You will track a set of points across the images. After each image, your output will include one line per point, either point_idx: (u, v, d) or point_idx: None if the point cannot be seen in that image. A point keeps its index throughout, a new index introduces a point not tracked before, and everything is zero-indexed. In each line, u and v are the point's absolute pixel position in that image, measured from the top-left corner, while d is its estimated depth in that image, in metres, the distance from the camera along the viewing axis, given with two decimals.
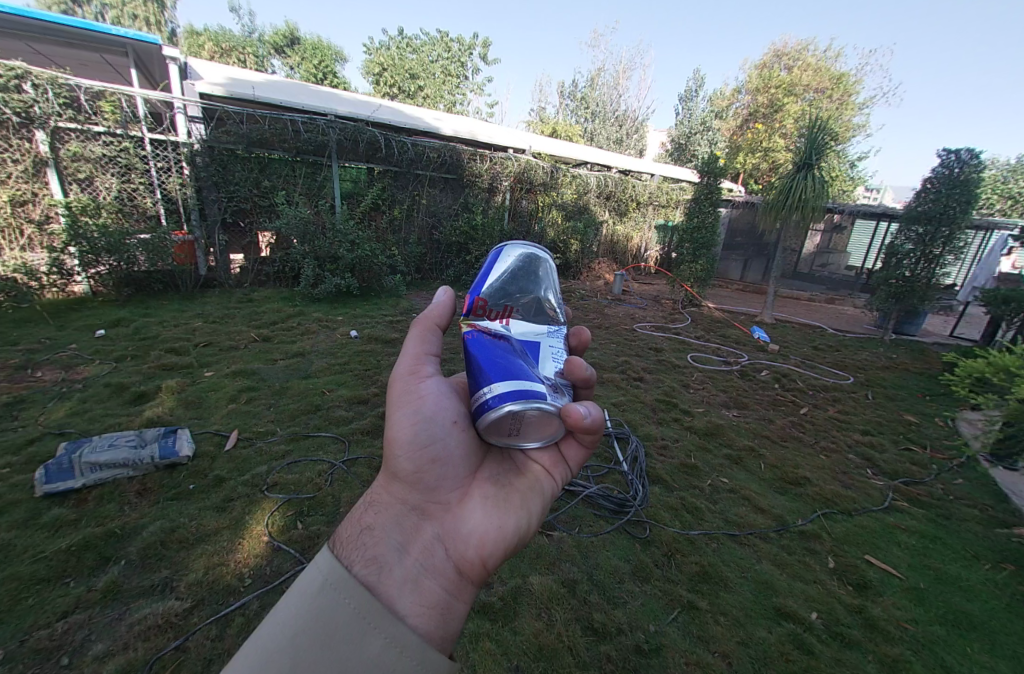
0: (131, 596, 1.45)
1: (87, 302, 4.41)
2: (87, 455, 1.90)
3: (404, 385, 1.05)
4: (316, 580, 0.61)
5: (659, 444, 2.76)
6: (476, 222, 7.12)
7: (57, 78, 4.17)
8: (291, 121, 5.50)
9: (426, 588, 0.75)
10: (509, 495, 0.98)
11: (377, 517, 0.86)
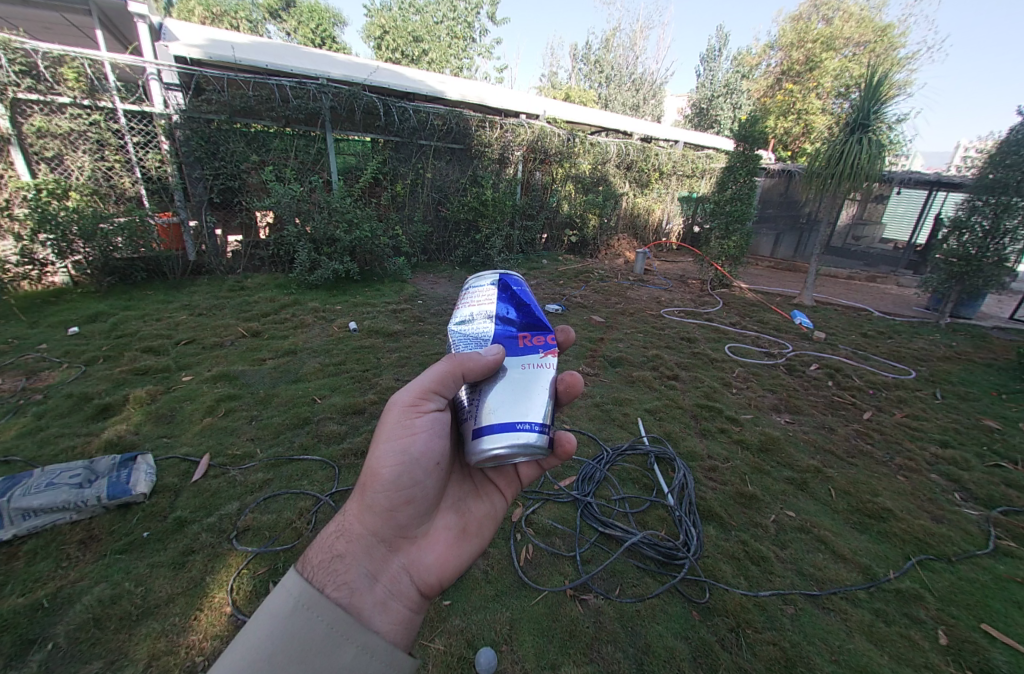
0: None
1: (65, 295, 4.09)
2: (17, 501, 1.58)
3: (396, 412, 0.82)
4: (286, 603, 0.57)
5: (705, 465, 2.33)
6: (485, 197, 6.55)
7: (9, 41, 3.79)
8: (279, 86, 4.96)
9: (392, 612, 0.72)
10: (468, 523, 0.96)
11: (343, 548, 0.74)
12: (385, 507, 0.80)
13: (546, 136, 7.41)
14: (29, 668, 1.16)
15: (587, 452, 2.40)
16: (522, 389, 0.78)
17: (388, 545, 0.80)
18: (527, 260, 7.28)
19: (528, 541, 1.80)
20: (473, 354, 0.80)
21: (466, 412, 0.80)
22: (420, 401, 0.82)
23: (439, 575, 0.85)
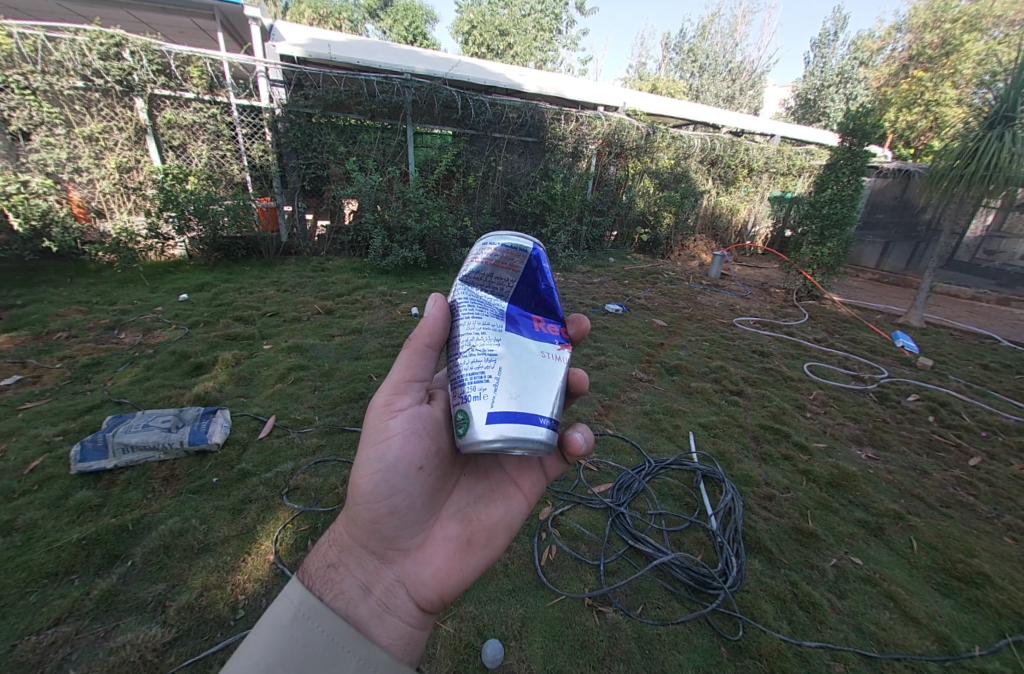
0: (123, 609, 1.32)
1: (182, 267, 4.79)
2: (120, 437, 1.90)
3: (373, 417, 0.88)
4: (288, 613, 0.62)
5: (760, 492, 2.10)
6: (553, 191, 6.47)
7: (150, 44, 4.36)
8: (367, 82, 5.30)
9: (387, 627, 0.74)
10: (475, 534, 0.90)
11: (334, 561, 0.79)
12: (372, 520, 0.83)
13: (623, 129, 7.10)
14: (115, 579, 1.40)
15: (627, 461, 2.29)
16: (540, 378, 0.69)
17: (382, 557, 0.83)
18: (592, 257, 7.08)
19: (552, 541, 1.76)
20: (423, 327, 0.86)
21: (473, 387, 0.68)
22: (389, 401, 0.87)
23: (442, 588, 0.84)
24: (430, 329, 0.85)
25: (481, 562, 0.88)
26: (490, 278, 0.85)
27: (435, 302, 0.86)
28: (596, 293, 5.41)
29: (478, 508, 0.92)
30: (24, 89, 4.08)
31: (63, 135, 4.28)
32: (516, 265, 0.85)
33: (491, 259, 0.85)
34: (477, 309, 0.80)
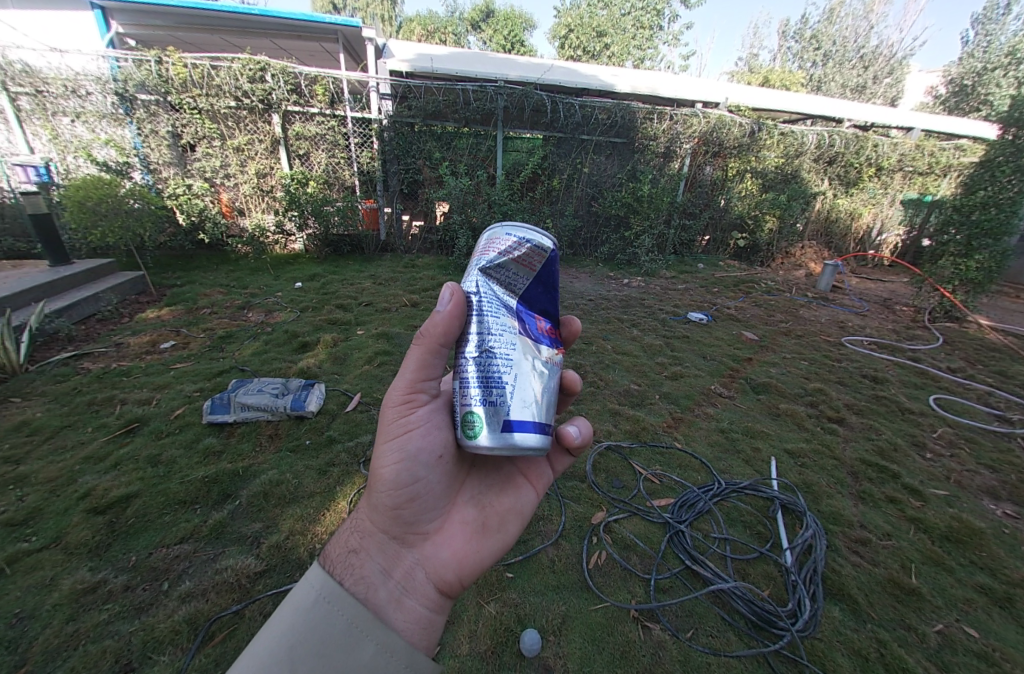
0: (229, 539, 1.63)
1: (300, 259, 5.59)
2: (241, 397, 2.30)
3: (390, 410, 0.88)
4: (309, 598, 0.66)
5: (853, 535, 1.82)
6: (640, 192, 6.23)
7: (287, 67, 5.10)
8: (464, 90, 5.62)
9: (408, 610, 0.78)
10: (488, 519, 0.96)
11: (355, 545, 0.82)
12: (394, 506, 0.87)
13: (723, 126, 6.58)
14: (226, 514, 1.72)
15: (694, 478, 2.15)
16: (549, 389, 0.76)
17: (402, 542, 0.87)
18: (679, 262, 6.67)
19: (602, 547, 1.73)
20: (436, 325, 0.80)
21: (488, 395, 0.72)
22: (407, 395, 0.87)
23: (460, 570, 0.90)
24: (443, 327, 0.80)
25: (495, 545, 0.95)
26: (507, 271, 0.82)
27: (451, 294, 0.79)
28: (679, 300, 5.10)
29: (492, 496, 0.98)
30: (194, 110, 5.06)
31: (218, 147, 5.27)
32: (535, 263, 0.83)
33: (515, 253, 0.81)
34: (493, 305, 0.79)
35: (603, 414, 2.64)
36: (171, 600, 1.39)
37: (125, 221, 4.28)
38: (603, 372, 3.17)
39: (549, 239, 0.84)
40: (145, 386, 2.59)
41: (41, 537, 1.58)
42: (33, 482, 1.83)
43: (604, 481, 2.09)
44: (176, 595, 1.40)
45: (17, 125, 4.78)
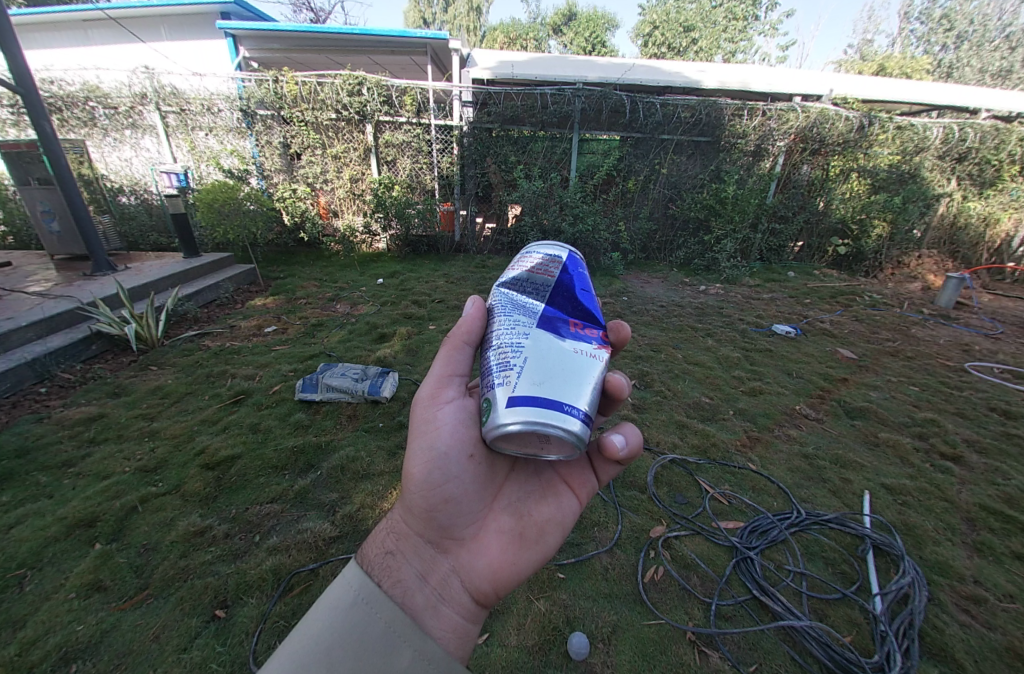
0: (310, 504, 1.84)
1: (382, 257, 6.07)
2: (327, 379, 2.59)
3: (420, 409, 0.94)
4: (347, 597, 0.68)
5: (963, 591, 1.56)
6: (724, 194, 5.82)
7: (381, 81, 5.57)
8: (542, 94, 5.69)
9: (443, 619, 0.79)
10: (526, 528, 0.96)
11: (391, 548, 0.87)
12: (427, 510, 0.91)
13: (826, 120, 5.93)
14: (309, 482, 1.95)
15: (769, 505, 1.98)
16: (564, 371, 0.71)
17: (437, 547, 0.89)
18: (765, 269, 6.11)
19: (660, 562, 1.66)
20: (462, 324, 0.95)
21: (499, 377, 0.72)
22: (435, 393, 0.93)
23: (496, 580, 0.90)
24: (467, 327, 0.95)
25: (534, 556, 0.94)
26: (525, 280, 0.92)
27: (473, 303, 0.96)
28: (762, 311, 4.68)
29: (528, 504, 0.99)
30: (301, 122, 5.72)
31: (319, 155, 5.93)
32: (552, 270, 0.91)
33: (531, 265, 0.92)
34: (510, 306, 0.86)
35: (668, 425, 2.52)
36: (261, 551, 1.62)
37: (243, 221, 4.99)
38: (671, 382, 3.02)
39: (561, 251, 0.95)
40: (251, 364, 3.01)
41: (168, 483, 1.92)
42: (165, 437, 2.23)
43: (665, 495, 2.00)
44: (267, 546, 1.63)
45: (165, 138, 5.79)
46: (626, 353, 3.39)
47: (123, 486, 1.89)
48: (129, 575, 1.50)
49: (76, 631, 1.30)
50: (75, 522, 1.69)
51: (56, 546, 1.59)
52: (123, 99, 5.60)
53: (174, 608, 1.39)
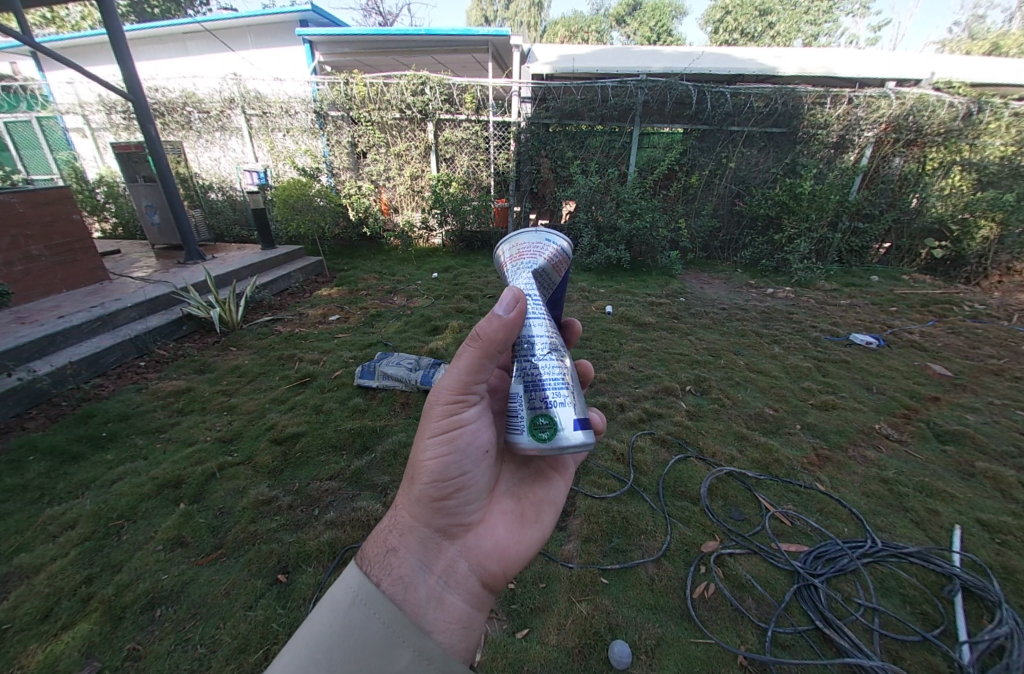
0: (364, 484, 1.95)
1: (437, 252, 6.26)
2: (384, 367, 2.72)
3: (434, 401, 0.91)
4: (346, 600, 0.71)
5: None
6: (799, 189, 5.34)
7: (443, 80, 5.72)
8: (603, 88, 5.55)
9: (449, 608, 0.82)
10: (525, 508, 1.03)
11: (398, 540, 0.87)
12: (436, 499, 0.92)
13: (925, 107, 5.22)
14: (364, 464, 2.06)
15: (839, 531, 1.80)
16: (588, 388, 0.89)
17: (444, 535, 0.91)
18: (844, 273, 5.53)
19: (711, 579, 1.57)
20: (491, 329, 0.83)
21: (555, 396, 0.79)
22: (453, 391, 0.91)
23: (500, 561, 0.95)
24: (502, 333, 0.84)
25: (534, 535, 1.00)
26: (543, 280, 0.94)
27: (512, 302, 0.84)
28: (839, 318, 4.25)
29: (528, 487, 1.05)
30: (367, 122, 6.03)
31: (383, 153, 6.22)
32: (562, 273, 0.97)
33: (551, 257, 0.95)
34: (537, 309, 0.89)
35: (726, 436, 2.37)
36: (320, 524, 1.74)
37: (313, 215, 5.37)
38: (730, 390, 2.83)
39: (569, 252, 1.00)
40: (316, 350, 3.24)
41: (241, 454, 2.13)
42: (240, 412, 2.47)
43: (720, 509, 1.88)
44: (325, 520, 1.76)
45: (249, 139, 6.37)
46: (682, 358, 3.23)
47: (205, 454, 2.12)
48: (206, 535, 1.68)
49: (162, 579, 1.49)
50: (165, 482, 1.93)
51: (149, 502, 1.82)
52: (215, 104, 6.21)
53: (243, 568, 1.54)
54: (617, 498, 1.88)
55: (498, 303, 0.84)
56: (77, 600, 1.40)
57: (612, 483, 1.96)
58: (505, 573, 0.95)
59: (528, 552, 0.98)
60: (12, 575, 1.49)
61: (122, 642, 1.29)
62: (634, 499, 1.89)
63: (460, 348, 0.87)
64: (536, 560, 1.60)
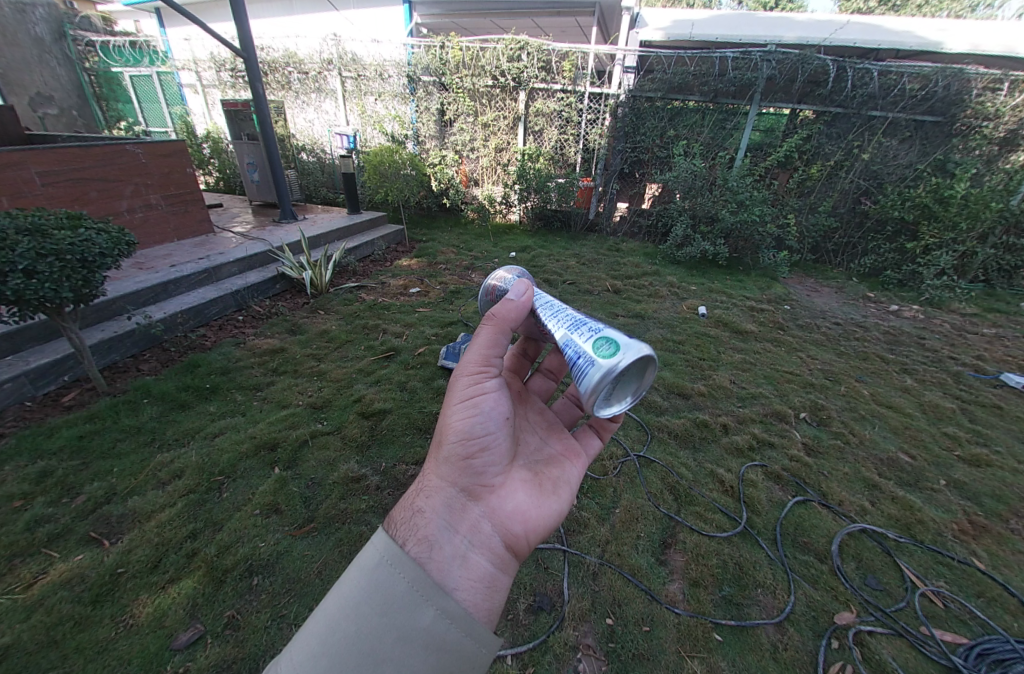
0: None
1: (514, 230, 6.06)
2: None
3: (461, 379, 0.96)
4: (373, 559, 0.65)
5: None
6: (949, 191, 4.40)
7: (542, 45, 5.38)
8: (722, 59, 4.92)
9: (473, 566, 0.76)
10: (545, 480, 0.99)
11: (423, 502, 0.82)
12: (462, 459, 0.90)
13: None
14: None
15: (1008, 625, 1.46)
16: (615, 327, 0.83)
17: (468, 496, 0.87)
18: (987, 295, 4.56)
19: (848, 659, 1.31)
20: (508, 308, 0.96)
21: (586, 335, 0.78)
22: (480, 366, 0.97)
23: (524, 525, 0.89)
24: (514, 313, 0.96)
25: (554, 505, 0.95)
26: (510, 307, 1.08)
27: (524, 290, 0.99)
28: (985, 350, 3.54)
29: (544, 464, 1.03)
30: (458, 89, 5.87)
31: (470, 122, 6.05)
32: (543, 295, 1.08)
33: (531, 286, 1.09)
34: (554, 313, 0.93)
35: (853, 482, 2.02)
36: None
37: (399, 183, 5.39)
38: (854, 425, 2.44)
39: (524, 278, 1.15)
40: (399, 322, 3.24)
41: (330, 423, 2.16)
42: (329, 379, 2.51)
43: (853, 572, 1.59)
44: None
45: (343, 102, 6.46)
46: (792, 378, 2.84)
47: (297, 419, 2.17)
48: (298, 505, 1.70)
49: (259, 546, 1.52)
50: (261, 443, 1.99)
51: (247, 461, 1.89)
52: (314, 65, 6.33)
53: (334, 548, 1.54)
54: (728, 540, 1.66)
55: (510, 293, 1.01)
56: (183, 555, 1.47)
57: (720, 520, 1.74)
58: (528, 540, 0.88)
59: (550, 519, 0.92)
60: (128, 517, 1.60)
61: (223, 608, 1.32)
62: (747, 543, 1.65)
63: (477, 328, 0.97)
64: (636, 597, 1.43)
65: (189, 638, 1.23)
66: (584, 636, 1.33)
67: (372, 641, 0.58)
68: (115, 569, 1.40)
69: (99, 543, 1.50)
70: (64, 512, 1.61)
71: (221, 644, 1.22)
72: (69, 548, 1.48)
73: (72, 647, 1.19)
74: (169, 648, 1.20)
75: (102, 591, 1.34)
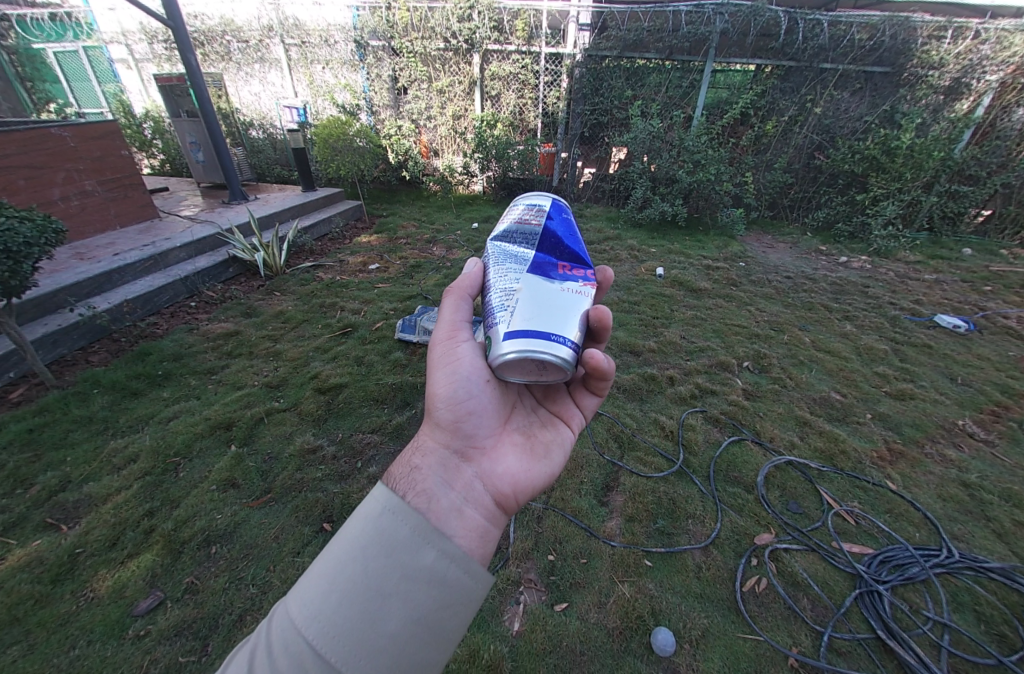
0: (404, 441, 1.95)
1: (477, 200, 5.96)
2: (424, 322, 2.65)
3: (440, 348, 0.96)
4: (374, 507, 0.59)
5: None
6: (896, 142, 4.51)
7: (492, 4, 5.16)
8: (675, 14, 4.86)
9: (469, 517, 0.75)
10: (537, 444, 0.98)
11: (418, 461, 0.81)
12: (450, 422, 0.88)
13: None
14: (402, 420, 2.06)
15: (909, 535, 1.65)
16: (554, 306, 0.75)
17: (459, 458, 0.85)
18: (931, 242, 4.74)
19: (764, 574, 1.47)
20: (467, 278, 1.01)
21: (503, 313, 0.77)
22: (451, 331, 0.96)
23: (515, 485, 0.88)
24: (471, 282, 1.00)
25: (544, 467, 0.95)
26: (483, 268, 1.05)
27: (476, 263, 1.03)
28: (923, 295, 3.74)
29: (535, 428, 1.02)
30: (410, 53, 5.60)
31: (424, 89, 5.82)
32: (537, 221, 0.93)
33: (521, 218, 0.95)
34: (505, 257, 0.89)
35: (786, 420, 2.18)
36: (363, 477, 1.76)
37: (353, 157, 5.19)
38: (793, 369, 2.59)
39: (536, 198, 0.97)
40: (357, 299, 3.22)
41: (287, 400, 2.18)
42: (285, 358, 2.51)
43: (777, 500, 1.74)
44: (367, 474, 1.78)
45: (288, 71, 6.09)
46: (740, 331, 2.97)
47: (253, 398, 2.18)
48: (256, 478, 1.74)
49: (216, 518, 1.57)
50: (216, 423, 2.00)
51: (203, 441, 1.91)
52: (254, 32, 5.92)
53: (291, 514, 1.60)
54: (665, 479, 1.79)
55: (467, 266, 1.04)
56: (141, 532, 1.51)
57: (659, 462, 1.87)
58: (518, 498, 0.89)
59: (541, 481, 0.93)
60: (84, 502, 1.62)
61: (182, 575, 1.38)
62: (683, 480, 1.79)
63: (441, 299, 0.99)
64: (576, 534, 1.55)
65: (149, 605, 1.28)
66: (529, 571, 1.44)
67: (379, 583, 0.53)
68: (73, 550, 1.44)
69: (57, 528, 1.52)
70: (17, 501, 1.61)
71: (181, 607, 1.29)
72: (26, 534, 1.49)
73: (34, 622, 1.23)
74: (130, 615, 1.26)
75: (61, 571, 1.37)
